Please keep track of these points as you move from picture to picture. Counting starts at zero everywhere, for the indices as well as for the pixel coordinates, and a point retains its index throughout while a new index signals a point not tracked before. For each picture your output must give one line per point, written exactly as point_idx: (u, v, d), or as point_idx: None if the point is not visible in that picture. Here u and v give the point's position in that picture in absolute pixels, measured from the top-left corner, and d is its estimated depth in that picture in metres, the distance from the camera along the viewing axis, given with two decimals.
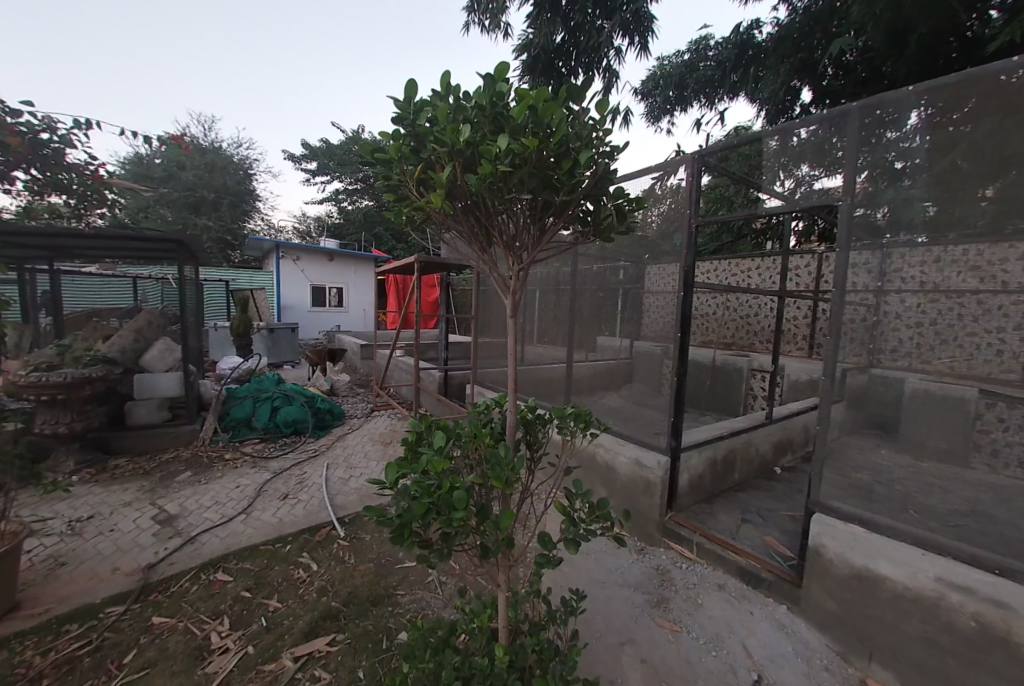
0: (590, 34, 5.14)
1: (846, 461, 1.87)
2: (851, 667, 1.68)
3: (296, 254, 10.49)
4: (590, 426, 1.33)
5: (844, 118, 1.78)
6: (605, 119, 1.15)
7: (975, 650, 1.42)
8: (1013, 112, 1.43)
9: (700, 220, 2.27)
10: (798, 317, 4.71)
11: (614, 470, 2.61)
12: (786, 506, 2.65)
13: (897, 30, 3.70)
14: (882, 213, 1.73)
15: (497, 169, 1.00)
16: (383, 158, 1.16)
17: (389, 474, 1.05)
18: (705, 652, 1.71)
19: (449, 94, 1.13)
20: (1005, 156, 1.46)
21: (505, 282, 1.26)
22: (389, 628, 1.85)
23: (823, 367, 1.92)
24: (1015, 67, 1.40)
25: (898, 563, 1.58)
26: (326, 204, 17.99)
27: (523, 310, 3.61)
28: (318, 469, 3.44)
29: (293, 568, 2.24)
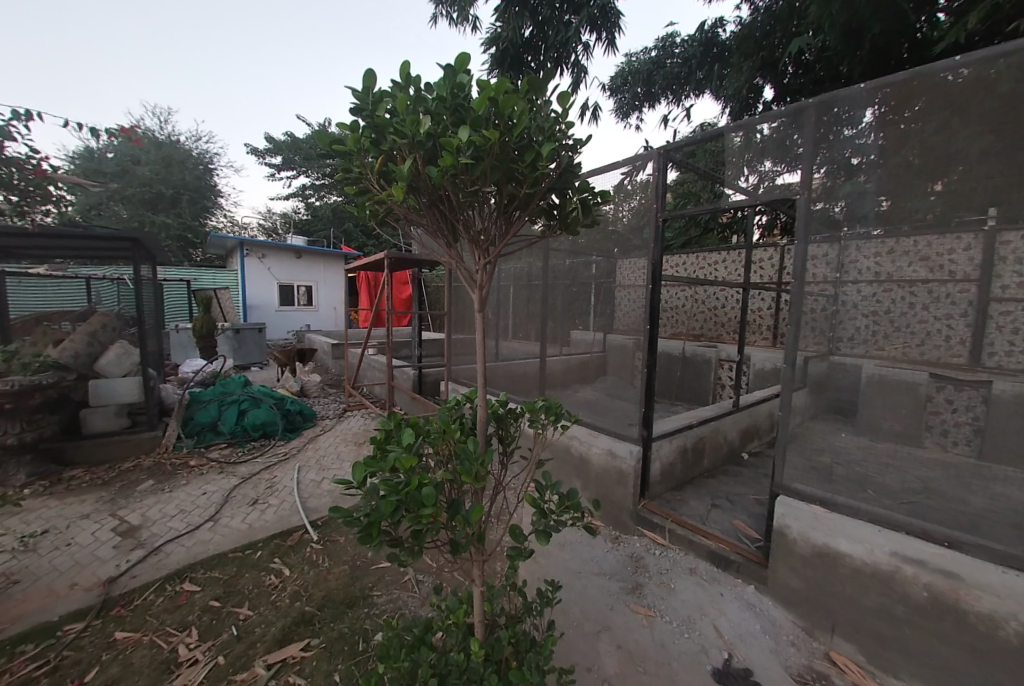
0: (558, 28, 5.15)
1: (808, 445, 1.95)
2: (816, 641, 1.76)
3: (261, 252, 10.14)
4: (561, 419, 1.33)
5: (801, 113, 1.88)
6: (568, 112, 1.14)
7: (928, 619, 1.51)
8: (958, 110, 1.53)
9: (666, 214, 2.32)
10: (762, 309, 4.88)
11: (588, 461, 2.65)
12: (753, 490, 2.75)
13: (852, 31, 3.85)
14: (839, 207, 1.82)
15: (459, 162, 0.98)
16: (342, 151, 1.13)
17: (355, 474, 1.03)
18: (678, 634, 1.76)
19: (409, 85, 1.10)
20: (952, 153, 1.55)
21: (471, 277, 1.24)
22: (366, 629, 1.82)
23: (785, 355, 2.00)
24: (958, 66, 1.51)
25: (855, 540, 1.67)
26: (293, 200, 17.46)
27: (495, 306, 3.60)
28: (289, 472, 3.34)
29: (265, 575, 2.17)
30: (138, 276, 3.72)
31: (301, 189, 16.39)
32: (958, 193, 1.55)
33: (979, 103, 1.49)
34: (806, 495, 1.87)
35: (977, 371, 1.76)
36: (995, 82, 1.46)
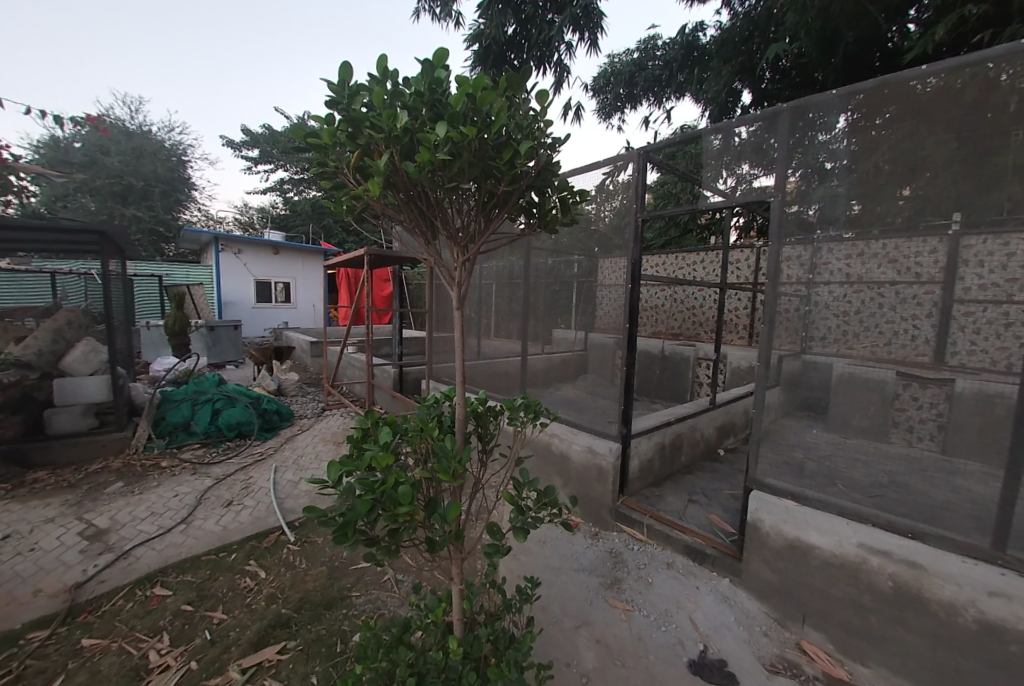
0: (541, 27, 5.16)
1: (781, 441, 2.01)
2: (788, 632, 1.81)
3: (237, 247, 9.89)
4: (540, 416, 1.34)
5: (777, 117, 1.92)
6: (546, 110, 1.14)
7: (893, 607, 1.57)
8: (925, 118, 1.58)
9: (645, 215, 2.36)
10: (739, 308, 4.99)
11: (568, 458, 2.67)
12: (729, 485, 2.82)
13: (827, 38, 3.96)
14: (812, 210, 1.87)
15: (437, 157, 0.97)
16: (317, 144, 1.10)
17: (330, 473, 1.01)
18: (655, 628, 1.79)
19: (386, 80, 1.09)
20: (919, 159, 1.61)
21: (450, 274, 1.23)
22: (344, 631, 1.80)
23: (760, 354, 2.04)
24: (925, 76, 1.57)
25: (825, 533, 1.73)
26: (271, 195, 17.06)
27: (476, 304, 3.59)
28: (265, 473, 3.27)
29: (239, 578, 2.12)
30: (106, 271, 3.58)
31: (279, 183, 16.01)
32: (925, 199, 1.61)
33: (945, 112, 1.55)
34: (778, 490, 1.92)
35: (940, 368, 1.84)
36: (961, 92, 1.52)
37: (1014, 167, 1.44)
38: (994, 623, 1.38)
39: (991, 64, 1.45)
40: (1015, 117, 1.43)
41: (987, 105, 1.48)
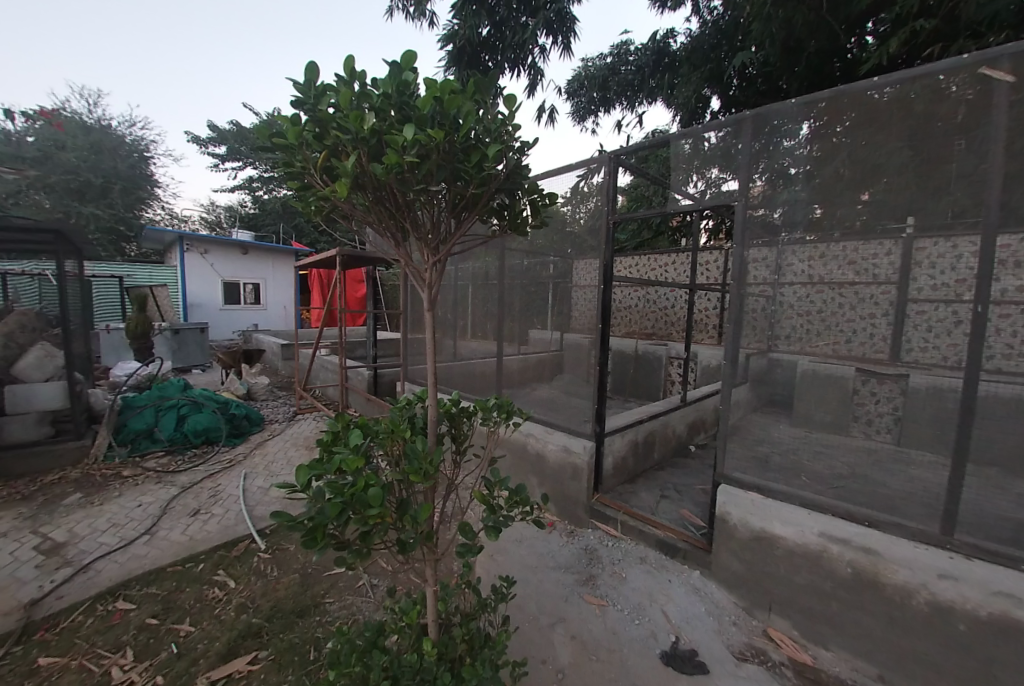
0: (515, 30, 5.19)
1: (748, 436, 2.07)
2: (755, 620, 1.88)
3: (204, 247, 9.58)
4: (512, 416, 1.34)
5: (741, 124, 1.99)
6: (514, 114, 1.15)
7: (851, 592, 1.65)
8: (882, 127, 1.67)
9: (616, 217, 2.42)
10: (708, 308, 5.14)
11: (544, 457, 2.70)
12: (699, 480, 2.90)
13: (791, 48, 4.12)
14: (778, 213, 1.95)
15: (405, 160, 0.97)
16: (283, 144, 1.08)
17: (299, 477, 0.99)
18: (629, 621, 1.83)
19: (354, 81, 1.08)
20: (875, 167, 1.70)
21: (421, 276, 1.23)
22: (317, 638, 1.77)
23: (727, 352, 2.12)
24: (881, 85, 1.66)
25: (788, 523, 1.80)
26: (240, 193, 16.54)
27: (451, 305, 3.58)
28: (234, 479, 3.18)
29: (207, 588, 2.06)
30: (61, 271, 3.40)
31: (248, 181, 15.52)
32: (882, 204, 1.70)
33: (900, 121, 1.64)
34: (745, 483, 2.00)
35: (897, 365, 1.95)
36: (913, 103, 1.61)
37: (960, 174, 1.54)
38: (943, 604, 1.47)
39: (941, 76, 1.54)
40: (960, 128, 1.53)
41: (938, 115, 1.57)
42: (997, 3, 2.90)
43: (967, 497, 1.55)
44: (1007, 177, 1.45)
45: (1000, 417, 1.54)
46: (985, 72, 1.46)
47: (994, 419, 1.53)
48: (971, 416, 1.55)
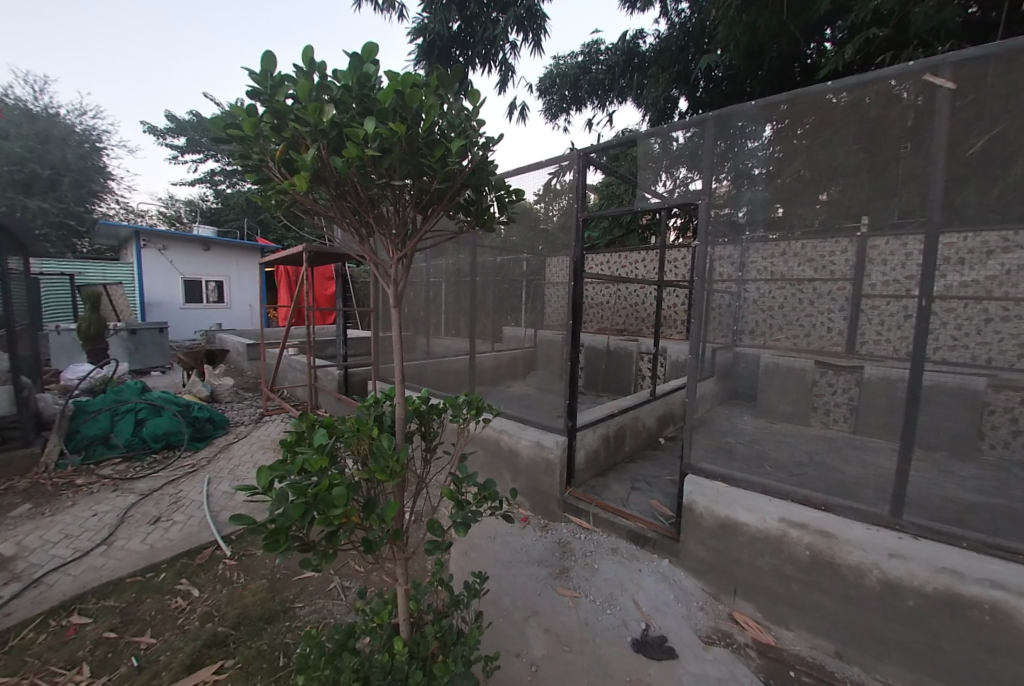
0: (485, 26, 5.16)
1: (714, 428, 2.14)
2: (721, 604, 1.95)
3: (162, 243, 9.17)
4: (482, 412, 1.35)
5: (705, 125, 2.06)
6: (479, 109, 1.15)
7: (809, 574, 1.73)
8: (838, 130, 1.75)
9: (586, 215, 2.45)
10: (676, 304, 5.26)
11: (517, 453, 2.72)
12: (668, 471, 2.98)
13: (753, 52, 4.24)
14: (742, 212, 2.02)
15: (366, 153, 0.95)
16: (238, 135, 1.05)
17: (260, 479, 0.96)
18: (601, 611, 1.87)
19: (313, 72, 1.06)
20: (832, 168, 1.78)
21: (386, 272, 1.22)
22: (286, 644, 1.72)
23: (693, 347, 2.19)
24: (837, 90, 1.74)
25: (751, 511, 1.87)
26: (202, 186, 15.85)
27: (423, 302, 3.54)
28: (197, 485, 3.06)
29: (170, 598, 1.98)
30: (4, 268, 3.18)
31: (209, 174, 14.86)
32: (838, 203, 1.78)
33: (855, 124, 1.72)
34: (710, 473, 2.07)
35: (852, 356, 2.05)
36: (867, 107, 1.69)
37: (909, 176, 1.63)
38: (893, 581, 1.56)
39: (892, 82, 1.63)
40: (908, 132, 1.61)
41: (889, 119, 1.65)
42: (944, 14, 3.05)
43: (913, 480, 1.66)
44: (949, 179, 1.55)
45: (942, 404, 1.65)
46: (929, 79, 1.56)
47: (937, 407, 1.64)
48: (916, 403, 1.66)
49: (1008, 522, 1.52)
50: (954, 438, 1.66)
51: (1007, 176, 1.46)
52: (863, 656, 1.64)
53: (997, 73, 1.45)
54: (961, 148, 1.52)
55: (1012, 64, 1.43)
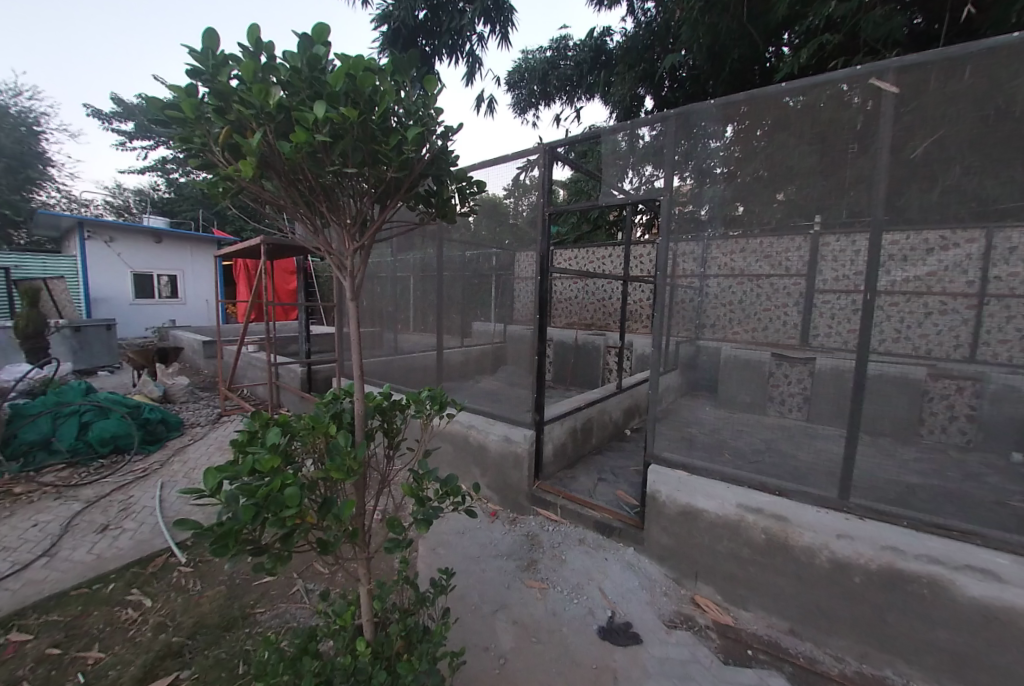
0: (452, 16, 5.09)
1: (678, 419, 2.20)
2: (684, 589, 2.02)
3: (109, 235, 8.64)
4: (446, 407, 1.33)
5: (668, 122, 2.11)
6: (436, 97, 1.13)
7: (765, 556, 1.81)
8: (794, 131, 1.81)
9: (552, 210, 2.47)
10: (641, 299, 5.38)
11: (486, 448, 2.72)
12: (633, 462, 3.06)
13: (715, 53, 4.37)
14: (703, 210, 2.07)
15: (315, 139, 0.92)
16: (178, 118, 1.00)
17: (207, 481, 0.91)
18: (568, 601, 1.91)
19: (260, 53, 1.02)
20: (787, 168, 1.85)
21: (342, 265, 1.19)
22: (246, 651, 1.67)
23: (656, 341, 2.25)
24: (792, 92, 1.80)
25: (710, 498, 1.95)
26: (154, 175, 14.99)
27: (390, 297, 3.47)
28: (150, 490, 2.91)
29: (119, 610, 1.88)
30: None
31: (161, 162, 14.05)
32: (793, 202, 1.85)
33: (809, 125, 1.79)
34: (672, 462, 2.13)
35: (806, 348, 2.15)
36: (821, 108, 1.76)
37: (858, 177, 1.71)
38: (841, 560, 1.65)
39: (841, 85, 1.70)
40: (857, 134, 1.69)
41: (840, 121, 1.73)
42: (890, 23, 3.19)
43: (860, 464, 1.76)
44: (893, 180, 1.64)
45: (884, 391, 1.75)
46: (876, 84, 1.64)
47: (880, 394, 1.74)
48: (861, 391, 1.76)
49: (944, 501, 1.63)
50: (896, 424, 1.77)
51: (945, 178, 1.56)
52: (814, 632, 1.73)
53: (936, 80, 1.55)
54: (905, 152, 1.61)
55: (951, 73, 1.52)
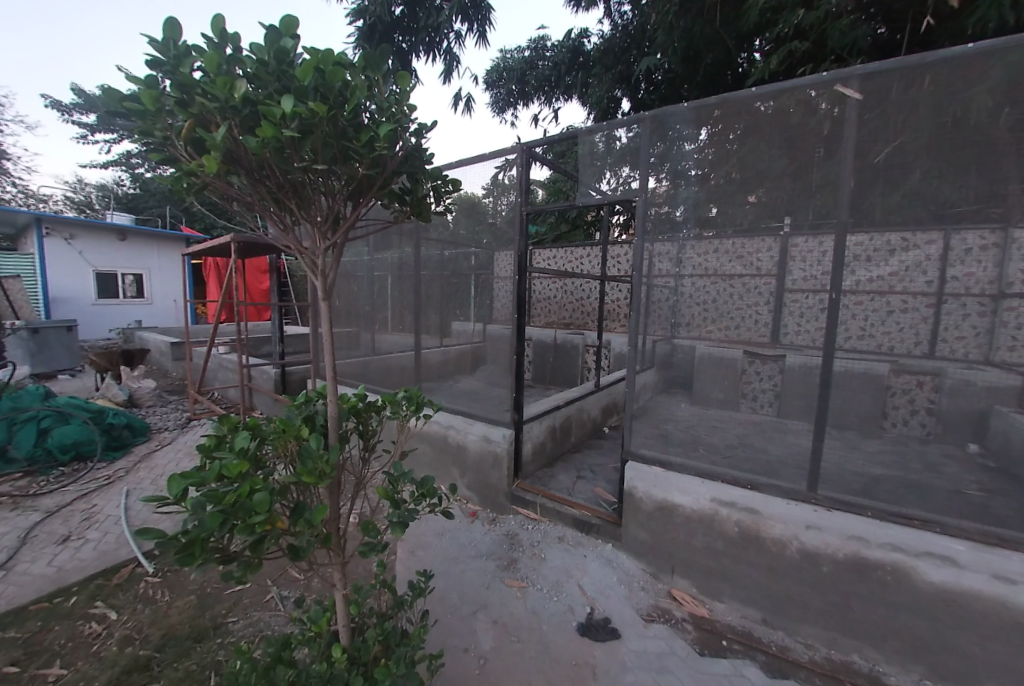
0: (429, 12, 5.04)
1: (655, 416, 2.24)
2: (661, 583, 2.05)
3: (69, 232, 8.25)
4: (423, 408, 1.32)
5: (643, 124, 2.14)
6: (409, 93, 1.12)
7: (738, 549, 1.86)
8: (765, 135, 1.87)
9: (530, 210, 2.48)
10: (619, 299, 5.46)
11: (465, 448, 2.72)
12: (612, 459, 3.10)
13: (690, 57, 4.46)
14: (679, 211, 2.12)
15: (283, 134, 0.91)
16: (138, 111, 0.96)
17: (171, 488, 0.88)
18: (548, 599, 1.92)
19: (226, 44, 0.99)
20: (759, 171, 1.90)
21: (313, 264, 1.17)
22: (218, 661, 1.62)
23: (632, 339, 2.28)
24: (764, 97, 1.85)
25: (685, 493, 1.99)
26: (118, 170, 14.37)
27: (366, 297, 3.42)
28: (114, 498, 2.80)
29: (81, 624, 1.80)
30: None
31: (125, 156, 13.47)
32: (765, 204, 1.90)
33: (780, 129, 1.84)
34: (649, 458, 2.17)
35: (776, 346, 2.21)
36: (791, 113, 1.81)
37: (824, 180, 1.77)
38: (810, 550, 1.71)
39: (809, 91, 1.76)
40: (824, 138, 1.75)
41: (809, 125, 1.78)
42: (856, 32, 3.29)
43: (827, 457, 1.83)
44: (858, 184, 1.71)
45: (849, 387, 1.82)
46: (841, 90, 1.70)
47: (845, 390, 1.81)
48: (828, 387, 1.82)
49: (905, 492, 1.71)
50: (861, 418, 1.85)
51: (906, 182, 1.63)
52: (785, 621, 1.79)
53: (898, 88, 1.61)
54: (869, 156, 1.67)
55: (913, 81, 1.59)
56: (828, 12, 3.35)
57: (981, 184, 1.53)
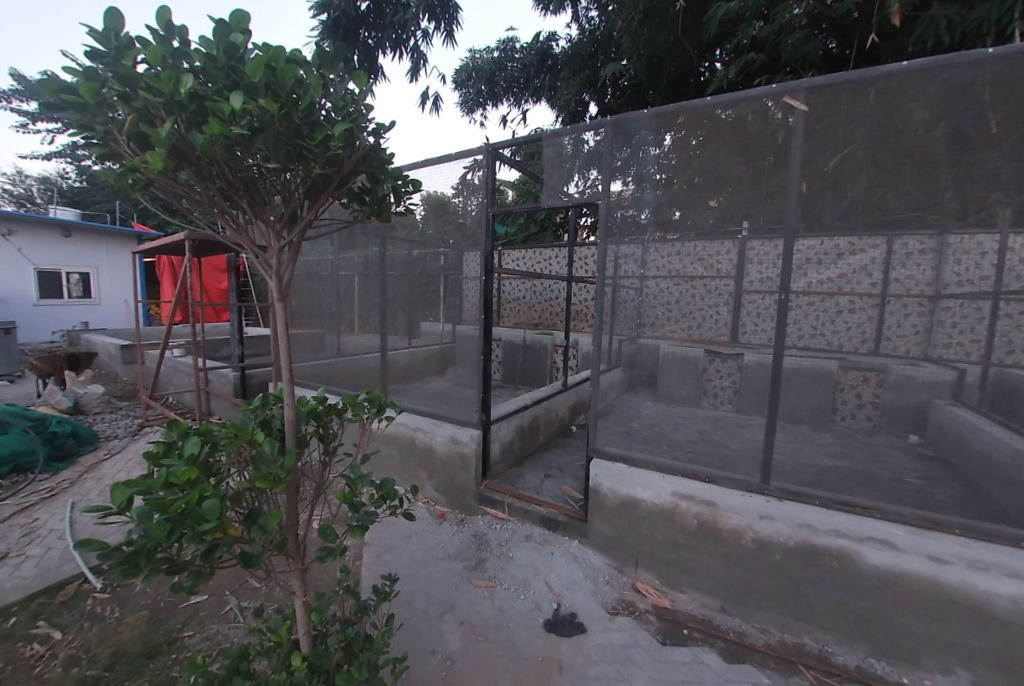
0: (396, 9, 4.98)
1: (620, 414, 2.29)
2: (626, 577, 2.11)
3: (8, 227, 7.67)
4: (384, 410, 1.31)
5: (607, 129, 2.20)
6: (366, 92, 1.11)
7: (699, 540, 1.93)
8: (722, 141, 1.94)
9: (495, 211, 2.49)
10: (586, 300, 5.54)
11: (433, 450, 2.70)
12: (579, 457, 3.15)
13: (653, 65, 4.58)
14: (644, 214, 2.17)
15: (232, 131, 0.88)
16: (75, 102, 0.91)
17: (114, 498, 0.83)
18: (515, 598, 1.94)
19: (172, 37, 0.96)
20: (719, 176, 1.96)
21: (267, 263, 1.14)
22: (171, 677, 1.56)
23: (597, 339, 2.33)
24: (722, 105, 1.92)
25: (647, 488, 2.05)
26: (62, 161, 13.46)
27: (331, 298, 3.35)
28: (58, 511, 2.64)
29: (20, 647, 1.69)
30: None
31: (70, 147, 12.63)
32: (725, 208, 1.97)
33: (737, 136, 1.91)
34: (613, 455, 2.22)
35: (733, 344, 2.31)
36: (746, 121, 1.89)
37: (776, 186, 1.86)
38: (764, 539, 1.80)
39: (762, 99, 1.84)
40: (777, 146, 1.84)
41: (764, 133, 1.87)
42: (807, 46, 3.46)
43: (779, 450, 1.92)
44: (807, 191, 1.80)
45: (798, 383, 1.92)
46: (789, 101, 1.79)
47: (796, 386, 1.91)
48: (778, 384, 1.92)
49: (849, 481, 1.81)
50: (809, 413, 1.95)
51: (852, 189, 1.73)
52: (742, 607, 1.87)
53: (844, 99, 1.71)
54: (818, 164, 1.77)
55: (857, 94, 1.68)
56: (782, 26, 3.53)
57: (917, 192, 1.65)
